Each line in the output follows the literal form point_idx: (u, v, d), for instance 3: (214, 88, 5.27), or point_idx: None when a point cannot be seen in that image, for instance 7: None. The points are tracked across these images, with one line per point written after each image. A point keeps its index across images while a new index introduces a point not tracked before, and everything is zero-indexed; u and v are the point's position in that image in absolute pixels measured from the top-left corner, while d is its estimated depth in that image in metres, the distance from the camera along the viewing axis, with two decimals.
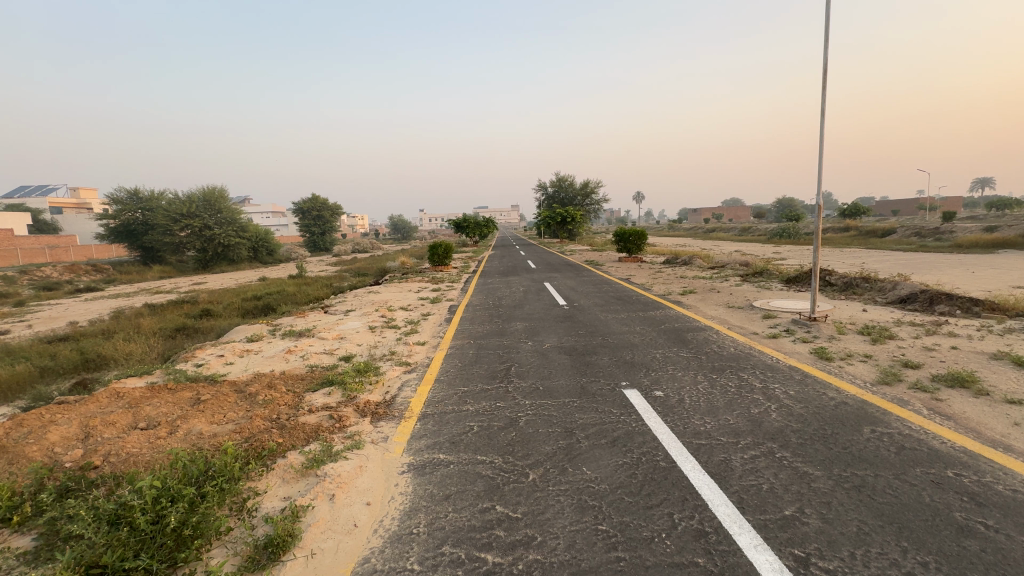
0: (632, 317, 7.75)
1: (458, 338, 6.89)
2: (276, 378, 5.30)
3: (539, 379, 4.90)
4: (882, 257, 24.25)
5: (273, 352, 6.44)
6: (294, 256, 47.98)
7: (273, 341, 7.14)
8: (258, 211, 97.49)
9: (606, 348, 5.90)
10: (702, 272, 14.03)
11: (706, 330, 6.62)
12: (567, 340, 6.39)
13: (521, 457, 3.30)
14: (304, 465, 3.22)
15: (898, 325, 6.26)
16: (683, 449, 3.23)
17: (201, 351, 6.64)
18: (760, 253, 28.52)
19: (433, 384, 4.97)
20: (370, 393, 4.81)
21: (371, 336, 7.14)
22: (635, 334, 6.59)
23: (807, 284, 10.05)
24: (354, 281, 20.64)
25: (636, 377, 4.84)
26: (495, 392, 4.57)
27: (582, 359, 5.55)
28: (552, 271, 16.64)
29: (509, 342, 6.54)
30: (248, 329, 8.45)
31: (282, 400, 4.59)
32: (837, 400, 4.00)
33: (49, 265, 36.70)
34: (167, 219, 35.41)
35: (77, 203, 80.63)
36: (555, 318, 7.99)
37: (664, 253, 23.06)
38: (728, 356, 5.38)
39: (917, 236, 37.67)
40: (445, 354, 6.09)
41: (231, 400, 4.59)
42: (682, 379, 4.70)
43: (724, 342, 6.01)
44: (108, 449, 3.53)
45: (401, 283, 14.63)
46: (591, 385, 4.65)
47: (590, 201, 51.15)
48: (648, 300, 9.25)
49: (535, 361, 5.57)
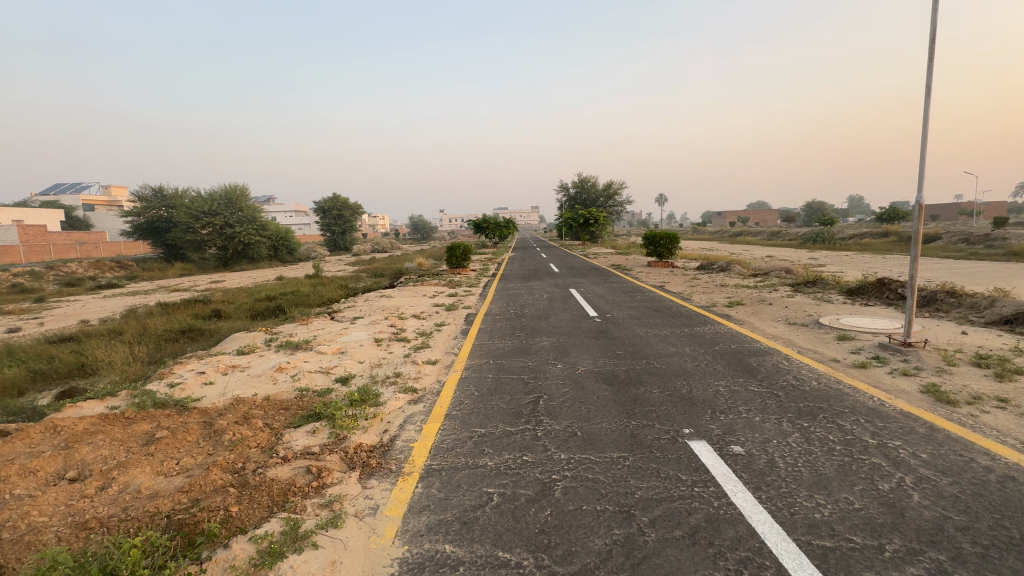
0: (677, 335, 6.63)
1: (475, 358, 5.90)
2: (256, 407, 4.41)
3: (576, 420, 3.88)
4: (936, 266, 22.36)
5: (262, 370, 5.57)
6: (314, 254, 47.77)
7: (266, 354, 6.28)
8: (281, 210, 98.82)
9: (655, 378, 4.82)
10: (744, 280, 12.78)
11: (773, 355, 5.48)
12: (603, 364, 5.34)
13: (562, 560, 2.27)
14: (251, 562, 2.26)
15: (1020, 355, 5.02)
16: (804, 559, 2.18)
17: (181, 365, 5.78)
18: (798, 258, 26.83)
19: (442, 423, 3.99)
20: (363, 433, 3.85)
21: (376, 352, 6.22)
22: (686, 358, 5.48)
23: (876, 298, 8.75)
24: (370, 282, 19.95)
25: (699, 420, 3.78)
26: (522, 439, 3.57)
27: (626, 391, 4.49)
28: (577, 275, 15.63)
29: (535, 364, 5.52)
30: (244, 336, 7.64)
31: (254, 440, 3.67)
32: (1000, 473, 2.86)
33: (76, 261, 37.24)
34: (189, 217, 35.56)
35: (109, 202, 82.67)
36: (586, 333, 6.92)
37: (695, 258, 21.71)
38: (814, 394, 4.26)
39: (966, 243, 35.43)
40: (459, 379, 5.10)
41: (191, 439, 3.68)
42: (764, 428, 3.61)
43: (800, 372, 4.86)
44: (7, 517, 2.63)
45: (416, 287, 13.78)
46: (644, 432, 3.60)
47: (614, 202, 49.85)
48: (691, 313, 8.13)
49: (568, 392, 4.52)
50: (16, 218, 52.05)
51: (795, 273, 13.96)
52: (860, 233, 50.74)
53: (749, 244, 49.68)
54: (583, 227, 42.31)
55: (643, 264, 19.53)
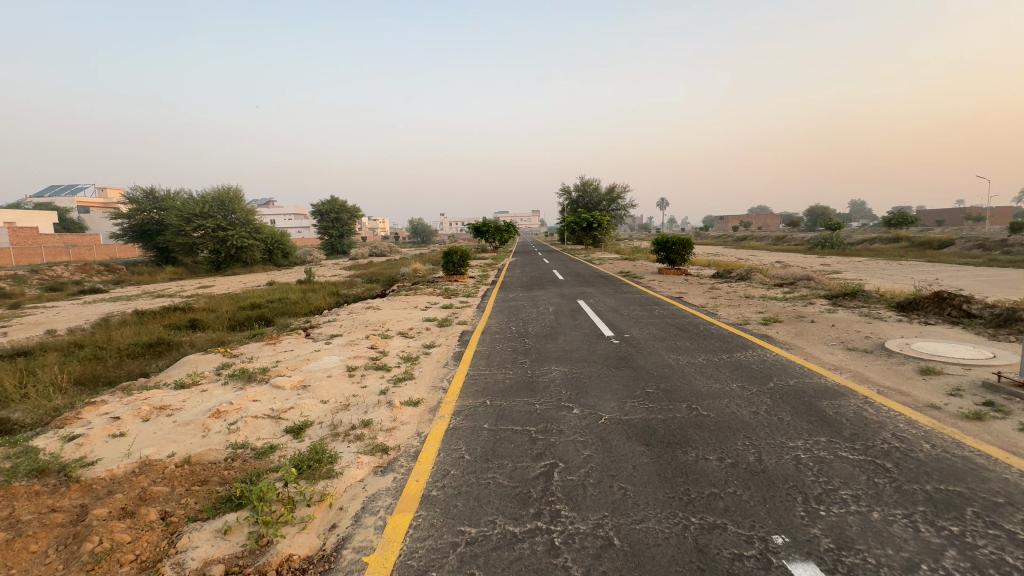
0: (716, 364, 5.41)
1: (469, 396, 4.69)
2: (163, 480, 3.19)
3: (608, 513, 2.67)
4: (960, 273, 21.14)
5: (195, 414, 4.35)
6: (310, 258, 46.50)
7: (209, 389, 5.05)
8: (280, 213, 98.03)
9: (705, 435, 3.61)
10: (770, 290, 11.57)
11: (850, 399, 4.26)
12: (632, 411, 4.12)
13: None
14: None
15: None
16: None
17: (95, 407, 4.56)
18: (813, 264, 25.65)
19: (417, 514, 2.77)
20: (297, 533, 2.62)
21: (345, 387, 5.00)
22: (738, 401, 4.26)
23: (937, 315, 7.52)
24: (363, 290, 18.72)
25: (790, 518, 2.56)
26: (530, 556, 2.34)
27: (672, 459, 3.26)
28: (584, 283, 14.39)
29: (543, 407, 4.30)
30: (193, 361, 6.39)
31: (131, 551, 2.45)
32: None
33: (63, 264, 35.99)
34: (179, 219, 34.28)
35: (105, 202, 81.45)
36: (604, 361, 5.70)
37: (707, 265, 20.46)
38: (938, 468, 3.04)
39: (982, 249, 34.21)
40: (446, 432, 3.88)
41: (36, 548, 2.46)
42: (896, 538, 2.39)
43: (899, 428, 3.64)
44: None
45: (409, 296, 12.56)
46: (714, 543, 2.38)
47: (616, 206, 48.69)
48: (725, 334, 6.91)
49: (592, 458, 3.32)
50: (9, 220, 50.85)
51: (822, 282, 12.81)
52: (868, 239, 49.57)
53: (757, 249, 48.48)
54: (586, 231, 41.16)
55: (654, 271, 18.33)
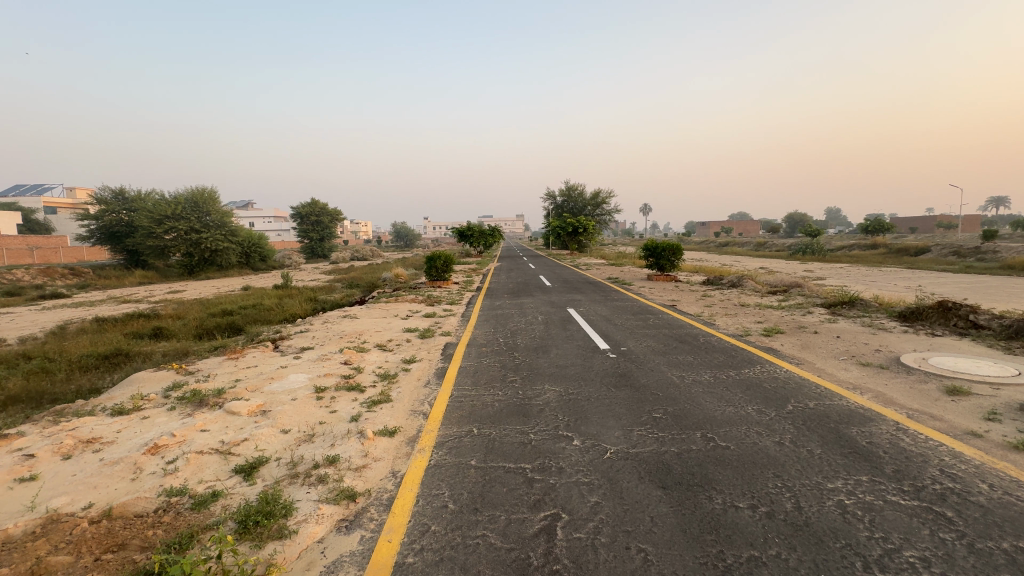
0: (725, 383, 4.93)
1: (452, 424, 4.09)
2: (66, 546, 2.52)
3: None
4: (941, 279, 21.28)
5: (128, 450, 3.67)
6: (289, 261, 45.09)
7: (150, 417, 4.35)
8: (259, 216, 95.69)
9: (729, 473, 3.11)
10: (764, 298, 11.22)
11: (881, 425, 3.81)
12: (641, 442, 3.59)
13: None
14: None
15: None
16: None
17: (7, 441, 3.85)
18: (797, 270, 25.65)
19: None
20: None
21: (310, 413, 4.36)
22: (758, 429, 3.78)
23: (944, 326, 7.19)
24: (342, 296, 17.90)
25: None
26: None
27: (698, 509, 2.72)
28: (573, 290, 13.84)
29: (539, 438, 3.73)
30: (140, 380, 5.66)
31: None
32: None
33: (24, 267, 34.11)
34: (149, 220, 32.85)
35: (74, 202, 78.37)
36: (602, 379, 5.18)
37: (694, 270, 20.14)
38: (1008, 518, 2.57)
39: (957, 255, 34.87)
40: (426, 472, 3.29)
41: None
42: None
43: (946, 464, 3.18)
44: None
45: (389, 304, 11.88)
46: None
47: (601, 211, 48.52)
48: (726, 347, 6.47)
49: (603, 506, 2.78)
50: None
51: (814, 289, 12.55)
52: (847, 244, 50.21)
53: (739, 254, 48.84)
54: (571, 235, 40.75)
55: (642, 277, 17.95)
